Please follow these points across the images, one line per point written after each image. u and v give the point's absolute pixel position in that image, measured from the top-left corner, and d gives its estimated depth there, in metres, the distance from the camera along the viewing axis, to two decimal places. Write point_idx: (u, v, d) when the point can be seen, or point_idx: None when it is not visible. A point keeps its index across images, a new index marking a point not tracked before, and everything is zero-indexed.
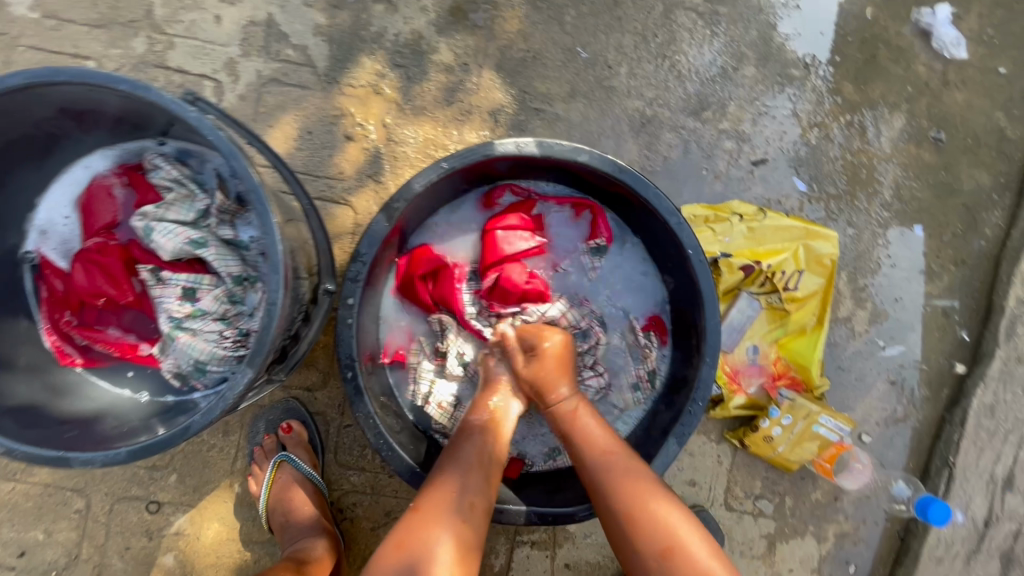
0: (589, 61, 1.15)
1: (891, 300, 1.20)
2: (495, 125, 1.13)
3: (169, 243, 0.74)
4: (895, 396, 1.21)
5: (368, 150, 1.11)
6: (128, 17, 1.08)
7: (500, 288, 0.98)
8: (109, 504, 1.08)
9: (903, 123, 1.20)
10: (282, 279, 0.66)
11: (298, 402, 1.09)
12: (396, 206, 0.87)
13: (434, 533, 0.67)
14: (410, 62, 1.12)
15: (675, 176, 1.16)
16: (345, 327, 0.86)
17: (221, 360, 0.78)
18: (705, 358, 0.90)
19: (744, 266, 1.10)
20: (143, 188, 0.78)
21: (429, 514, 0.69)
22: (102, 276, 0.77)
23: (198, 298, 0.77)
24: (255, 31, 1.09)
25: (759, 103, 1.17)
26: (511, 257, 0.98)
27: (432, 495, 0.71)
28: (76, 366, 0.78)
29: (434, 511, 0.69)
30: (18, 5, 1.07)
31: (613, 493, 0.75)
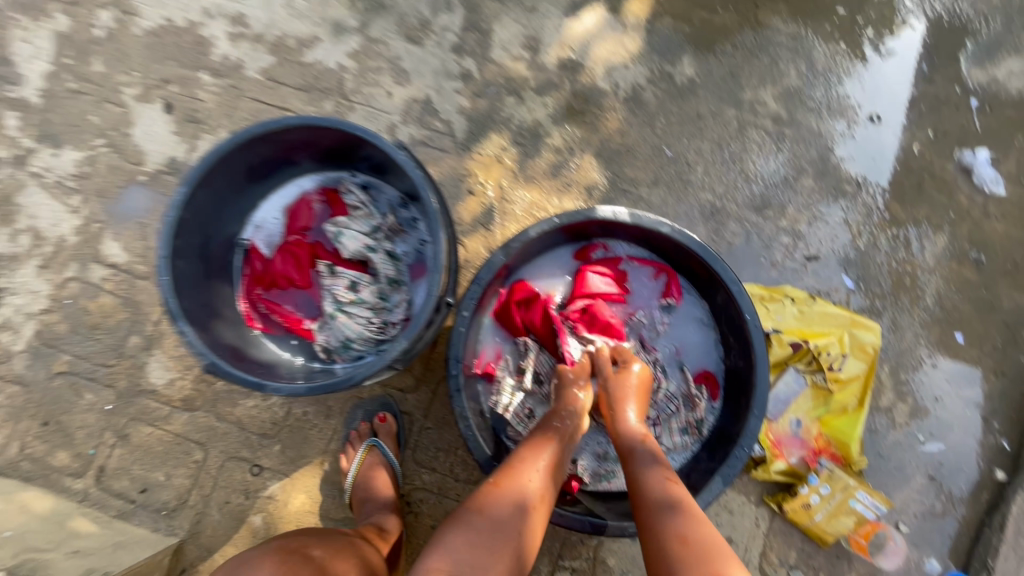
0: (672, 158, 1.40)
1: (931, 397, 1.31)
2: (589, 199, 1.38)
3: (350, 247, 1.01)
4: (933, 491, 1.27)
5: (485, 204, 1.38)
6: (325, 85, 1.43)
7: (586, 317, 1.19)
8: (222, 461, 1.27)
9: (946, 242, 1.36)
10: (440, 280, 0.94)
11: (392, 399, 1.28)
12: (513, 245, 1.10)
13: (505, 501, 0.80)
14: (528, 142, 1.41)
15: (736, 259, 1.36)
16: (458, 333, 1.07)
17: (365, 341, 1.00)
18: (752, 409, 1.05)
19: (793, 342, 1.25)
20: (337, 205, 1.05)
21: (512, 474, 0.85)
22: (293, 264, 1.03)
23: (358, 290, 1.01)
24: (415, 105, 1.42)
25: (814, 209, 1.38)
26: (596, 294, 1.19)
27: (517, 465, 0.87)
28: (256, 328, 1.02)
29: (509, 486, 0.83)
30: (250, 69, 1.44)
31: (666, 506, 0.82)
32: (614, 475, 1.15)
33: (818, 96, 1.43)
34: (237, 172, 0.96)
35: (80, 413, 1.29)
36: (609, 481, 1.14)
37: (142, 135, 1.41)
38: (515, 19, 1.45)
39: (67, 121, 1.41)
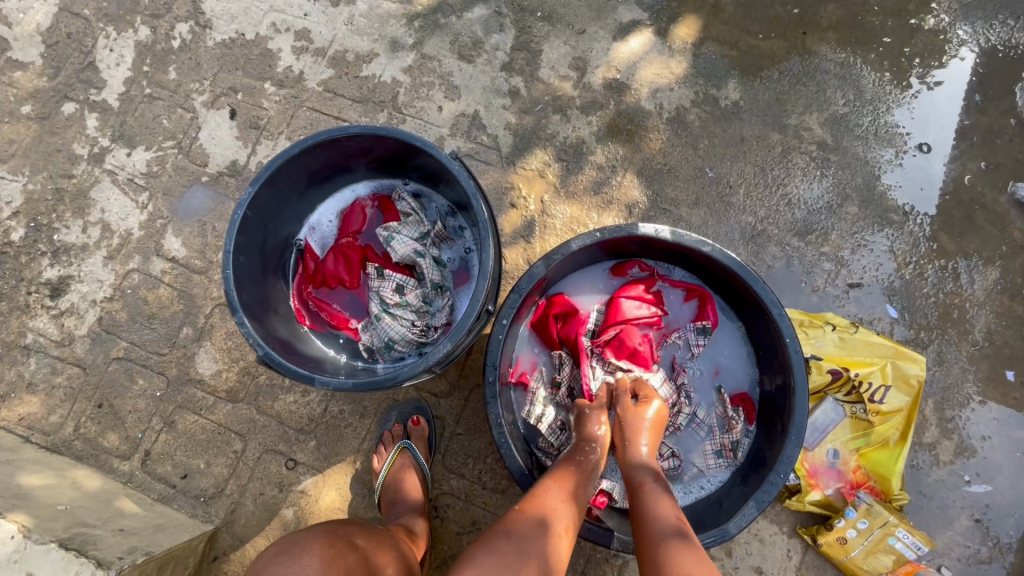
0: (714, 180, 1.41)
1: (978, 436, 1.26)
2: (629, 216, 1.40)
3: (400, 251, 1.04)
4: (977, 535, 1.23)
5: (525, 217, 1.41)
6: (379, 98, 1.50)
7: (614, 342, 1.19)
8: (259, 453, 1.31)
9: (997, 277, 1.33)
10: (485, 287, 0.96)
11: (426, 403, 1.31)
12: (554, 258, 1.13)
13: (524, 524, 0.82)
14: (571, 158, 1.44)
15: (775, 283, 1.35)
16: (496, 341, 1.10)
17: (407, 343, 1.03)
18: (789, 436, 1.03)
19: (833, 369, 1.24)
20: (388, 210, 1.09)
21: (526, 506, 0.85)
22: (343, 265, 1.08)
23: (404, 293, 1.05)
24: (463, 120, 1.47)
25: (859, 237, 1.36)
26: (627, 318, 1.19)
27: (530, 498, 0.87)
28: (305, 325, 1.07)
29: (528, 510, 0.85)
30: (311, 80, 1.52)
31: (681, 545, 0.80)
32: None
33: (866, 123, 1.42)
34: (299, 175, 1.02)
35: (131, 397, 1.35)
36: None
37: (207, 139, 1.50)
38: (565, 40, 1.50)
39: (140, 124, 1.51)
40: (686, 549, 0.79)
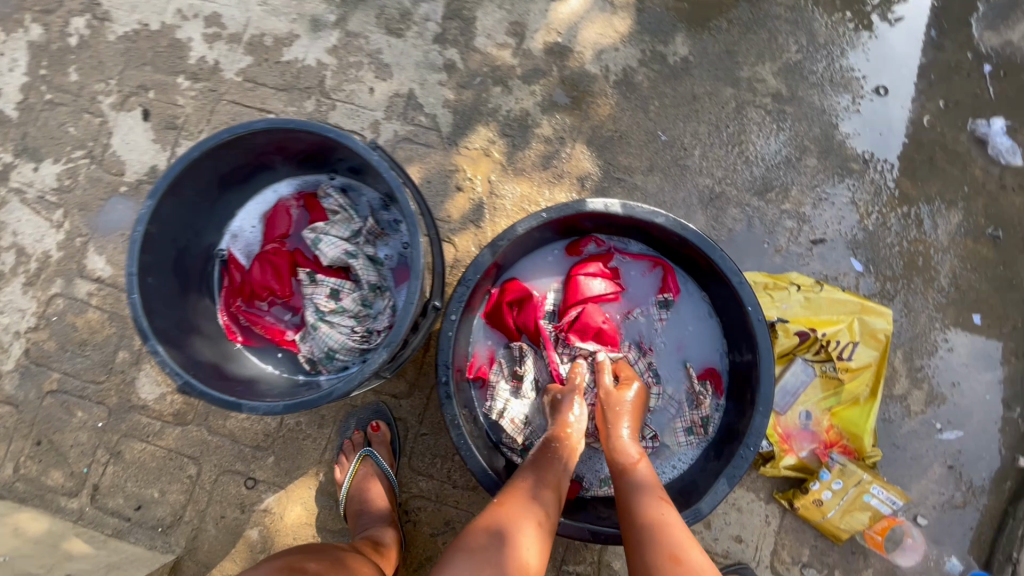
0: (667, 143, 1.34)
1: (948, 383, 1.25)
2: (581, 189, 1.33)
3: (330, 252, 0.96)
4: (952, 481, 1.22)
5: (473, 200, 1.33)
6: (304, 84, 1.38)
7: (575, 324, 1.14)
8: (216, 475, 1.25)
9: (960, 219, 1.29)
10: (419, 285, 0.90)
11: (386, 406, 1.25)
12: (500, 244, 1.05)
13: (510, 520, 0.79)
14: (516, 133, 1.35)
15: (737, 246, 1.30)
16: (446, 339, 1.02)
17: (349, 351, 0.96)
18: (757, 407, 1.00)
19: (800, 331, 1.20)
20: (315, 209, 1.00)
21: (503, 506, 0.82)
22: (272, 273, 0.99)
23: (340, 298, 0.97)
24: (398, 100, 1.37)
25: (819, 191, 1.31)
26: (587, 298, 1.14)
27: (507, 496, 0.84)
28: (238, 342, 0.99)
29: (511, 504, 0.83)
30: (228, 70, 1.40)
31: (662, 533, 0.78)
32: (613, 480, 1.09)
33: (820, 69, 1.35)
34: (207, 181, 0.92)
35: (72, 431, 1.27)
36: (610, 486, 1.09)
37: (122, 145, 1.38)
38: (499, 4, 1.39)
39: (44, 134, 1.38)
40: (668, 538, 0.77)
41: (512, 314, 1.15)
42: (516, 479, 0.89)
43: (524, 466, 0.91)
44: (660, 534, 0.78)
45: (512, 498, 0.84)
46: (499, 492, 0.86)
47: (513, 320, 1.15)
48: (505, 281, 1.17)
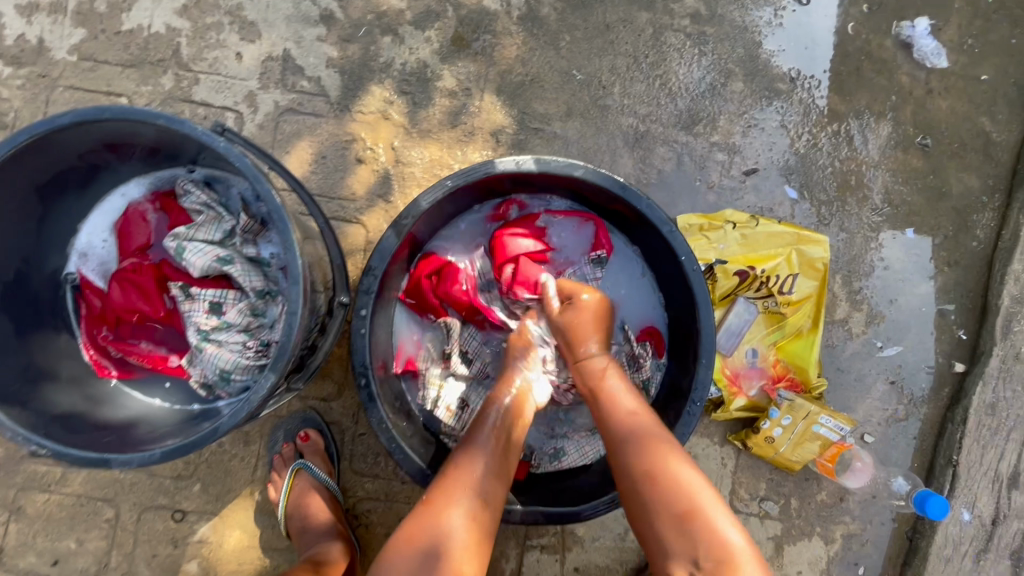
0: (584, 82, 1.21)
1: (886, 301, 1.24)
2: (497, 145, 1.20)
3: (199, 261, 0.82)
4: (895, 396, 1.23)
5: (378, 171, 1.18)
6: (156, 57, 1.17)
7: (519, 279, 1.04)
8: (138, 513, 1.13)
9: (890, 131, 1.24)
10: (302, 291, 0.72)
11: (315, 412, 1.15)
12: (405, 222, 0.92)
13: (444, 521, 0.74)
14: (416, 89, 1.19)
15: (669, 188, 1.22)
16: (359, 337, 0.91)
17: (244, 370, 0.83)
18: (700, 360, 0.94)
19: (740, 271, 1.15)
20: (175, 211, 0.86)
21: (441, 501, 0.76)
22: (136, 293, 0.85)
23: (224, 312, 0.84)
24: (272, 65, 1.18)
25: (748, 117, 1.23)
26: (522, 254, 1.05)
27: (445, 489, 0.78)
28: (112, 378, 0.85)
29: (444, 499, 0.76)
30: (58, 49, 1.16)
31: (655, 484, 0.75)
32: (563, 454, 1.05)
33: None
34: (24, 196, 0.75)
35: None
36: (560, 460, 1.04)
37: None
38: None
39: None
40: (668, 493, 0.73)
41: (434, 292, 1.05)
42: (453, 462, 0.82)
43: (464, 447, 0.84)
44: (656, 490, 0.74)
45: (451, 494, 0.77)
46: (436, 480, 0.80)
47: (436, 299, 1.05)
48: (423, 258, 1.06)
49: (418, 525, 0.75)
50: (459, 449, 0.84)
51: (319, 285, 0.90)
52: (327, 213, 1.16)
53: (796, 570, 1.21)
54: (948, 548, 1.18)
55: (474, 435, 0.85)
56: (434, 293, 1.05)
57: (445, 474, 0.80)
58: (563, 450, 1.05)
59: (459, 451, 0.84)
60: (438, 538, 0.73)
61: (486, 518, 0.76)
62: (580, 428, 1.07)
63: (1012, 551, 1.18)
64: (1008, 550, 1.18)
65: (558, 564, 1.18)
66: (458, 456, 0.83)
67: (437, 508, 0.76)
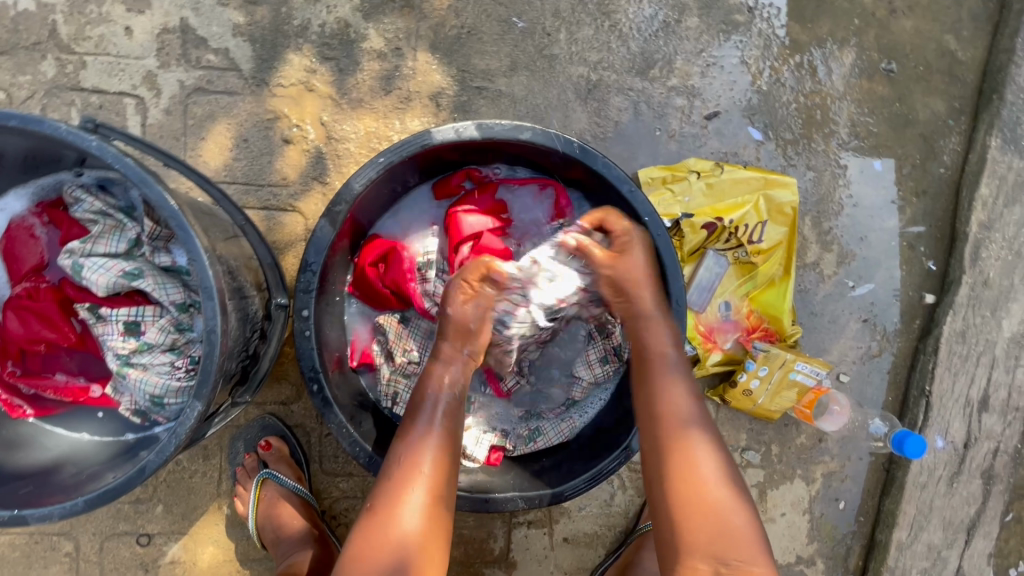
0: (526, 30, 1.10)
1: (857, 239, 1.20)
2: (437, 110, 1.09)
3: (103, 278, 0.72)
4: (869, 333, 1.22)
5: (309, 150, 1.06)
6: (31, 40, 1.01)
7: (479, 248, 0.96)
8: (99, 542, 1.06)
9: (853, 58, 1.17)
10: (219, 305, 0.63)
11: (275, 417, 1.08)
12: (339, 209, 0.82)
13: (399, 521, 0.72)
14: (339, 53, 1.06)
15: (628, 140, 1.13)
16: (304, 340, 0.83)
17: (178, 392, 0.77)
18: (671, 323, 0.89)
19: (707, 224, 1.09)
20: (67, 224, 0.75)
21: (394, 502, 0.73)
22: (39, 321, 0.76)
23: (143, 331, 0.75)
24: (170, 38, 1.03)
25: (706, 55, 1.14)
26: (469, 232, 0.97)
27: (404, 470, 0.75)
28: (29, 417, 0.76)
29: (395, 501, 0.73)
30: None
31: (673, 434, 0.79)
32: (538, 434, 1.00)
33: None
34: None
35: None
36: (535, 441, 0.99)
37: None
38: None
39: None
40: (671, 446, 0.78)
41: (383, 280, 0.97)
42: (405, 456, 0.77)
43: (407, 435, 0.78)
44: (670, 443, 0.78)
45: (408, 473, 0.75)
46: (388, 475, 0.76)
47: (384, 286, 0.97)
48: (367, 245, 0.97)
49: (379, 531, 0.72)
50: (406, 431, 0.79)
51: (251, 288, 0.82)
52: (258, 202, 1.05)
53: (780, 513, 1.23)
54: (924, 475, 1.20)
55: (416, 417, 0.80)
56: (383, 282, 0.97)
57: (399, 444, 0.78)
58: (537, 430, 1.00)
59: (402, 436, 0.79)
60: (400, 535, 0.72)
61: (444, 491, 0.76)
62: (555, 404, 1.03)
63: (983, 471, 1.20)
64: (979, 471, 1.20)
65: (547, 536, 1.17)
66: (409, 427, 0.79)
67: (395, 497, 0.74)
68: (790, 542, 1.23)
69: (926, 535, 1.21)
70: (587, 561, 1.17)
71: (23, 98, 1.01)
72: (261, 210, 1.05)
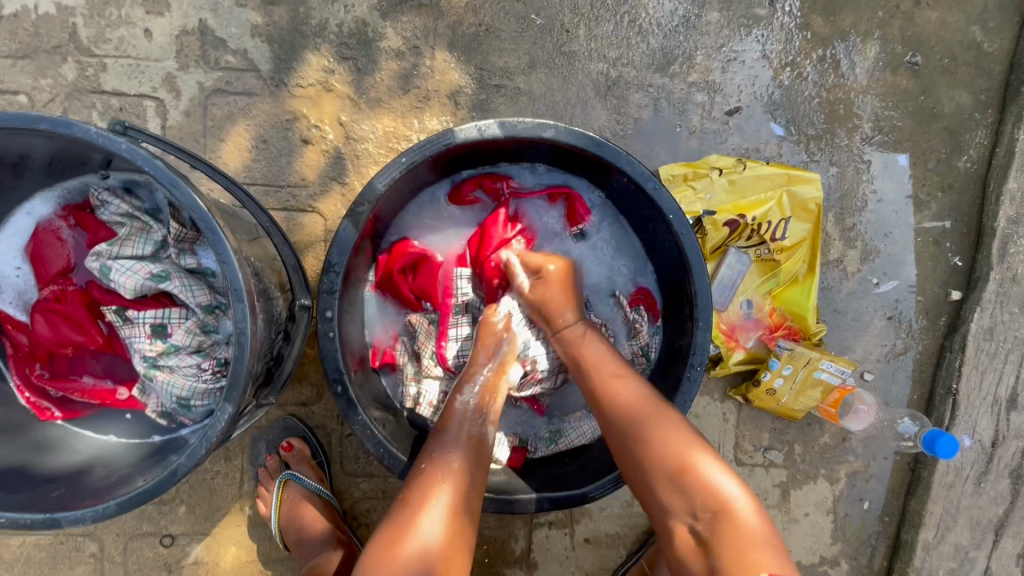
0: (545, 28, 1.09)
1: (881, 235, 1.18)
2: (456, 109, 1.08)
3: (131, 281, 0.72)
4: (893, 331, 1.20)
5: (328, 151, 1.06)
6: (52, 43, 1.01)
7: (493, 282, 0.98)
8: (123, 543, 1.07)
9: (877, 52, 1.15)
10: (248, 307, 0.62)
11: (296, 418, 1.07)
12: (361, 209, 0.82)
13: (420, 526, 0.69)
14: (358, 52, 1.06)
15: (648, 137, 1.12)
16: (328, 341, 0.83)
17: (204, 394, 0.76)
18: (697, 322, 0.87)
19: (729, 221, 1.08)
20: (94, 227, 0.75)
21: (416, 507, 0.71)
22: (67, 325, 0.76)
23: (170, 333, 0.75)
24: (189, 40, 1.03)
25: (727, 50, 1.13)
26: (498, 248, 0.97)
27: (424, 488, 0.73)
28: (57, 419, 0.77)
29: (420, 503, 0.72)
30: None
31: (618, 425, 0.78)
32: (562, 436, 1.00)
33: None
34: None
35: None
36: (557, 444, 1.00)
37: None
38: None
39: None
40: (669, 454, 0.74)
41: (410, 287, 0.99)
42: (427, 467, 0.76)
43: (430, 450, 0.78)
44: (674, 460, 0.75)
45: (430, 491, 0.73)
46: (410, 484, 0.74)
47: (412, 293, 0.99)
48: (389, 250, 0.97)
49: (400, 532, 0.69)
50: (430, 447, 0.79)
51: (275, 290, 0.82)
52: (277, 204, 1.05)
53: (803, 513, 1.21)
54: (951, 475, 1.18)
55: (440, 435, 0.79)
56: (410, 288, 0.99)
57: (420, 467, 0.76)
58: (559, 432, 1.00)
59: (426, 452, 0.78)
60: (424, 551, 0.68)
61: (466, 516, 0.73)
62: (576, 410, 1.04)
63: (1012, 470, 1.18)
64: (1007, 470, 1.18)
65: (568, 537, 1.16)
66: (430, 452, 0.78)
67: (415, 515, 0.70)
68: (814, 542, 1.22)
69: (953, 535, 1.19)
70: (608, 562, 1.17)
71: (44, 101, 1.02)
72: (280, 211, 1.05)
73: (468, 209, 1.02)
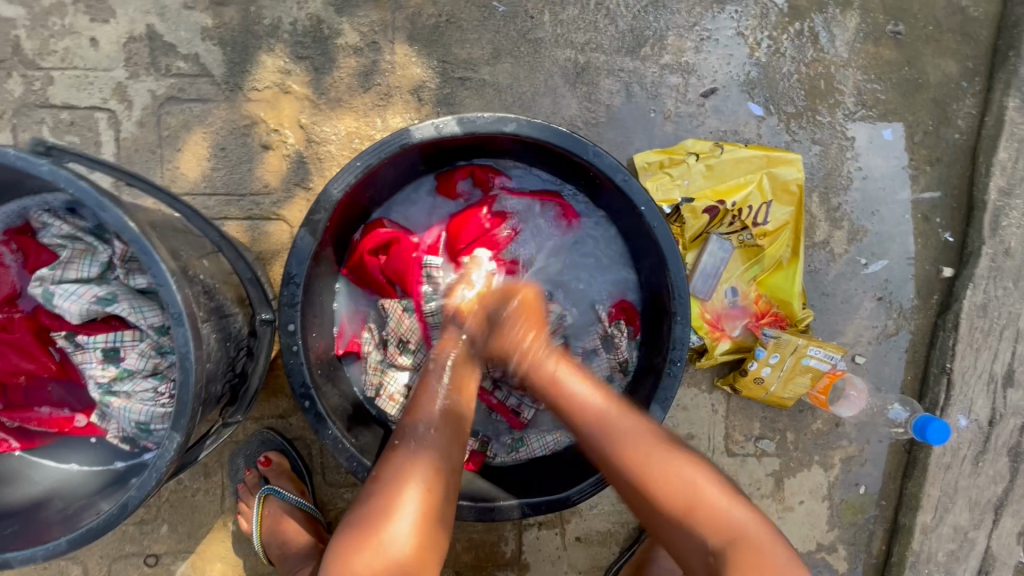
0: (508, 14, 1.04)
1: (868, 214, 1.14)
2: (420, 105, 1.04)
3: (75, 306, 0.70)
4: (884, 312, 1.16)
5: (289, 155, 1.02)
6: None
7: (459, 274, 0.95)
8: (107, 565, 1.05)
9: (857, 23, 1.11)
10: (191, 330, 0.59)
11: (274, 431, 1.05)
12: (318, 218, 0.78)
13: (391, 511, 0.68)
14: (314, 51, 1.01)
15: (622, 124, 1.08)
16: (292, 356, 0.80)
17: (163, 418, 0.74)
18: (675, 317, 0.84)
19: (708, 208, 1.04)
20: (34, 250, 0.72)
21: (390, 490, 0.70)
22: (15, 353, 0.75)
23: (123, 357, 0.73)
24: (137, 47, 0.99)
25: (700, 29, 1.08)
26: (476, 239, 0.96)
27: (395, 476, 0.71)
28: (15, 450, 0.75)
29: (394, 484, 0.70)
30: None
31: (627, 468, 0.72)
32: (522, 444, 0.98)
33: None
34: None
35: None
36: (523, 448, 0.98)
37: None
38: None
39: None
40: (675, 498, 0.70)
41: (383, 269, 0.95)
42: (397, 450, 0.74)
43: (403, 435, 0.75)
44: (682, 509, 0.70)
45: (403, 481, 0.70)
46: (382, 466, 0.73)
47: (384, 276, 0.95)
48: (367, 234, 0.95)
49: (373, 523, 0.68)
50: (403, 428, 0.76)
51: (232, 305, 0.79)
52: (241, 213, 1.02)
53: (799, 500, 1.19)
54: (947, 456, 1.16)
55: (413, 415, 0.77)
56: (382, 271, 0.95)
57: (391, 455, 0.73)
58: (520, 439, 0.98)
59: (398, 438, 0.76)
60: (393, 548, 0.66)
61: (441, 506, 0.71)
62: (544, 422, 1.00)
63: (1010, 448, 1.15)
64: (1005, 448, 1.15)
65: (559, 537, 1.14)
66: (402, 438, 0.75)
67: (389, 506, 0.68)
68: (810, 530, 1.19)
69: (952, 517, 1.17)
70: (602, 559, 1.15)
71: None
72: (244, 220, 1.02)
73: (453, 204, 0.99)
